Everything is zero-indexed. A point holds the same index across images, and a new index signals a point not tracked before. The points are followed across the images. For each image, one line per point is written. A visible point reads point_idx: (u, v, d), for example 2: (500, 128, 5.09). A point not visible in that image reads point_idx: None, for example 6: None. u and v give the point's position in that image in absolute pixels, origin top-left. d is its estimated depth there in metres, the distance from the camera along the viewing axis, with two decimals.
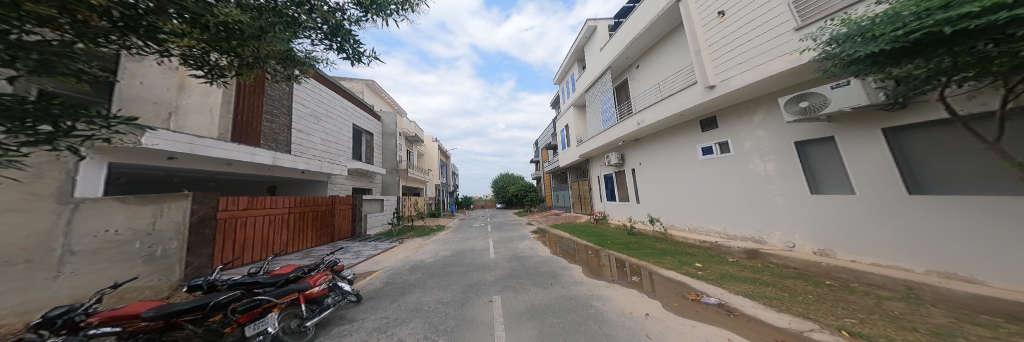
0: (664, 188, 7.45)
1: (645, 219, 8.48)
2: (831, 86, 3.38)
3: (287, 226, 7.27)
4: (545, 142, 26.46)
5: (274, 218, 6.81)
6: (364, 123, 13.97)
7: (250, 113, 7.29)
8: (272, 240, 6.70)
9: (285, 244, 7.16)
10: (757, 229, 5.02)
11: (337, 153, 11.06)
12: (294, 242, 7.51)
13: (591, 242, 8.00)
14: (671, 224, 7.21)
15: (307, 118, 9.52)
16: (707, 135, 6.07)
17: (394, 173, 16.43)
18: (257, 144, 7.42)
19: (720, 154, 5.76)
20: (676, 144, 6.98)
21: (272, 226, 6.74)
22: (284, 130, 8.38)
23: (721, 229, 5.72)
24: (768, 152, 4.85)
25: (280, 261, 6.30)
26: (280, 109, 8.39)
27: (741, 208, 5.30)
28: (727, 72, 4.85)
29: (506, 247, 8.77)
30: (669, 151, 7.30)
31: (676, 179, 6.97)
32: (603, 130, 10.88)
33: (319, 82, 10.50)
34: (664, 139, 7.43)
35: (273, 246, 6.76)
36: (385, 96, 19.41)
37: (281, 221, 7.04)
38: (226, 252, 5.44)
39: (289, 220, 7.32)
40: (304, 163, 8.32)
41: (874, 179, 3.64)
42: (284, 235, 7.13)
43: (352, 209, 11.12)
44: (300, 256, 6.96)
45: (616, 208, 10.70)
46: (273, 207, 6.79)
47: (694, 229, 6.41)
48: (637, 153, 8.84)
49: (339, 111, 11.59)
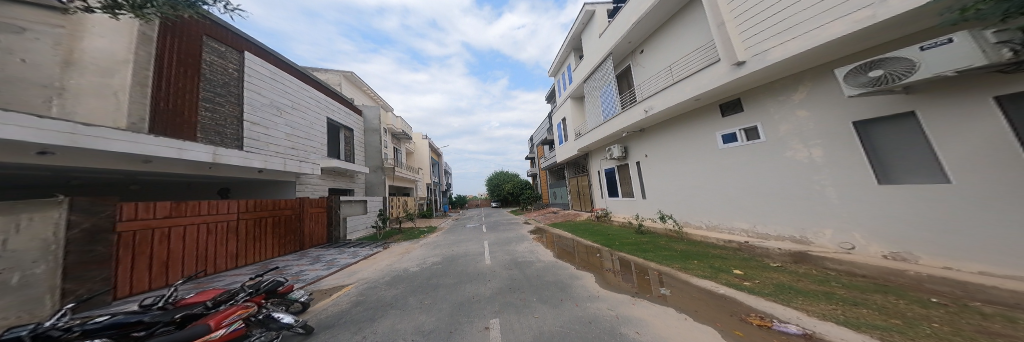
0: (678, 183, 6.92)
1: (655, 216, 7.94)
2: (922, 47, 2.79)
3: (234, 236, 6.14)
4: (539, 137, 25.72)
5: (213, 227, 5.69)
6: (342, 117, 12.69)
7: (178, 100, 6.04)
8: (209, 253, 5.58)
9: (231, 257, 6.06)
10: (796, 226, 4.48)
11: (307, 150, 9.81)
12: (244, 253, 6.38)
13: (597, 242, 7.39)
14: (687, 221, 6.70)
15: (266, 108, 8.27)
16: (730, 121, 5.57)
17: (380, 172, 15.15)
18: (196, 139, 6.27)
19: (746, 141, 5.27)
20: (694, 134, 6.44)
21: (210, 237, 5.62)
22: (232, 123, 7.20)
23: (750, 227, 5.21)
24: (810, 135, 4.29)
25: (221, 278, 5.31)
26: (226, 97, 7.15)
27: (775, 201, 4.78)
28: (761, 46, 4.25)
29: (505, 251, 7.96)
30: (683, 141, 6.74)
31: (694, 172, 6.45)
32: (603, 122, 10.28)
33: (282, 68, 9.18)
34: (677, 128, 6.92)
35: (213, 260, 5.65)
36: (366, 89, 17.94)
37: (224, 230, 5.92)
38: (137, 273, 4.34)
39: (237, 229, 6.22)
40: (253, 161, 7.13)
41: (977, 161, 2.82)
42: (229, 247, 6.01)
43: (327, 213, 9.94)
44: (252, 271, 5.94)
45: (620, 205, 10.16)
46: (216, 213, 5.77)
47: (714, 227, 5.92)
48: (645, 145, 8.27)
49: (309, 103, 10.30)
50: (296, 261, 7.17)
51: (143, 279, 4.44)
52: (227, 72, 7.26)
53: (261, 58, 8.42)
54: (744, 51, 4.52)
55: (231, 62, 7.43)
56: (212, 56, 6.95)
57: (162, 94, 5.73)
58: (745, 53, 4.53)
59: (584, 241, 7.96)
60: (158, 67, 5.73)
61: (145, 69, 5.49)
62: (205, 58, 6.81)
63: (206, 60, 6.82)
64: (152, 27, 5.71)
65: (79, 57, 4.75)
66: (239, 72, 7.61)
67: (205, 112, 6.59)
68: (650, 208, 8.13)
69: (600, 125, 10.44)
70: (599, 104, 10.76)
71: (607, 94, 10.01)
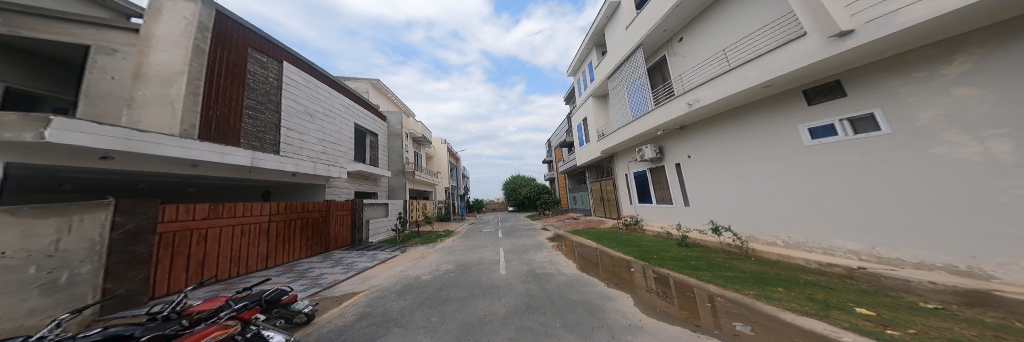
0: (738, 186, 5.69)
1: (703, 228, 6.67)
2: None
3: (265, 237, 6.33)
4: (558, 140, 24.84)
5: (245, 228, 5.87)
6: (367, 123, 13.22)
7: (224, 108, 6.44)
8: (242, 253, 5.75)
9: (262, 258, 6.24)
10: (957, 251, 2.99)
11: (336, 154, 10.26)
12: (274, 254, 6.57)
13: (631, 255, 6.28)
14: (751, 235, 5.40)
15: (301, 116, 8.75)
16: (817, 110, 4.31)
17: (401, 175, 15.55)
18: (238, 144, 6.64)
19: (850, 135, 3.93)
20: (758, 127, 5.24)
21: (243, 238, 5.80)
22: (271, 129, 7.60)
23: (865, 249, 3.73)
24: (976, 120, 2.92)
25: (251, 279, 5.46)
26: (267, 104, 7.61)
27: (906, 211, 3.38)
28: (881, 8, 3.13)
29: (521, 260, 7.31)
30: (745, 136, 5.53)
31: (762, 173, 5.19)
32: (632, 120, 9.25)
33: (314, 78, 9.73)
34: (737, 121, 5.71)
35: (245, 261, 5.82)
36: (391, 96, 18.71)
37: (256, 231, 6.10)
38: (174, 272, 4.49)
39: (268, 230, 6.40)
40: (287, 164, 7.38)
41: None
42: (260, 248, 6.19)
43: (351, 215, 10.19)
44: (280, 273, 6.12)
45: (655, 212, 8.85)
46: (249, 215, 5.97)
47: (797, 245, 4.53)
48: (688, 144, 7.12)
49: (338, 109, 10.83)
50: (319, 263, 7.27)
51: (181, 278, 4.59)
52: (268, 82, 7.77)
53: (297, 68, 8.98)
54: (849, 18, 3.38)
55: (272, 72, 7.97)
56: (256, 66, 7.47)
57: (212, 101, 6.17)
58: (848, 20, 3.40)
59: (614, 253, 6.88)
60: (209, 77, 6.19)
61: (198, 80, 5.93)
62: (250, 69, 7.31)
63: (250, 70, 7.31)
64: (205, 42, 6.20)
65: (146, 70, 5.35)
66: (278, 81, 8.10)
67: (247, 118, 7.00)
68: (698, 216, 6.81)
69: (628, 123, 9.40)
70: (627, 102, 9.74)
71: (637, 89, 8.99)
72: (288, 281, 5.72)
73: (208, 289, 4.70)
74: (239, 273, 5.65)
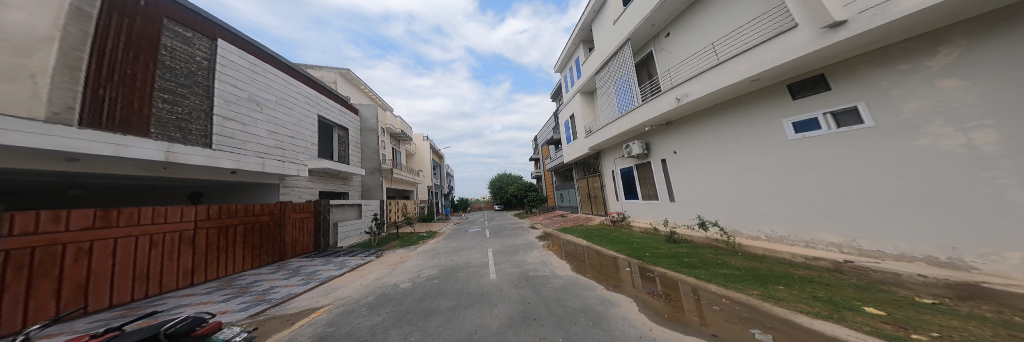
0: (725, 181, 5.98)
1: (690, 223, 7.03)
2: None
3: (186, 247, 5.42)
4: (544, 137, 24.80)
5: (155, 239, 4.94)
6: (336, 115, 11.94)
7: (124, 90, 5.26)
8: (152, 270, 4.83)
9: (183, 273, 5.33)
10: (940, 242, 3.16)
11: (294, 149, 9.09)
12: (201, 268, 5.65)
13: (625, 254, 6.39)
14: (735, 230, 5.72)
15: (244, 104, 7.60)
16: (800, 104, 4.57)
17: (377, 174, 14.36)
18: (148, 134, 5.53)
19: (833, 128, 4.18)
20: (748, 121, 5.46)
21: (153, 251, 4.89)
22: (199, 117, 6.51)
23: (845, 241, 3.99)
24: (965, 113, 3.05)
25: (166, 301, 4.59)
26: (191, 88, 6.46)
27: (886, 205, 3.61)
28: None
29: (512, 263, 6.98)
30: (735, 132, 5.73)
31: (750, 169, 5.44)
32: (621, 116, 9.42)
33: (262, 61, 8.43)
34: (727, 116, 5.92)
35: (157, 278, 4.90)
36: (365, 88, 17.05)
37: (172, 242, 5.20)
38: (36, 299, 3.53)
39: (191, 240, 5.50)
40: (220, 160, 6.31)
41: None
42: (178, 262, 5.27)
43: (313, 218, 9.08)
44: (211, 289, 5.22)
45: (646, 209, 9.17)
46: (164, 222, 5.12)
47: (780, 238, 4.83)
48: (679, 140, 7.37)
49: (296, 99, 9.57)
50: (269, 274, 6.34)
51: (51, 305, 3.66)
52: (195, 61, 6.58)
53: (239, 48, 7.75)
54: (844, 8, 3.43)
55: (201, 50, 6.78)
56: (174, 42, 6.26)
57: (106, 79, 5.00)
58: (842, 11, 3.46)
59: (608, 252, 6.95)
60: (101, 48, 4.99)
61: (78, 51, 4.71)
62: (162, 45, 6.07)
63: (166, 45, 6.10)
64: (92, 4, 4.98)
65: None
66: (210, 61, 6.93)
67: (161, 103, 5.86)
68: (684, 210, 7.23)
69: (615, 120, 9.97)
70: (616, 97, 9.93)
71: (625, 84, 9.15)
72: (220, 299, 4.82)
73: (96, 318, 3.81)
74: (151, 292, 4.75)
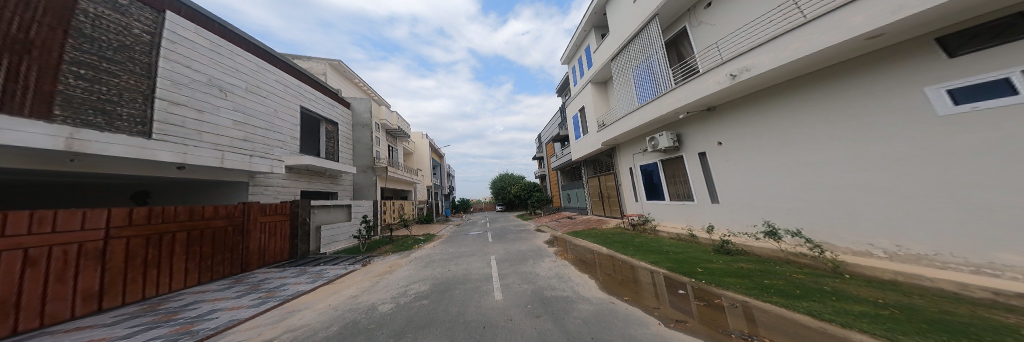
0: (805, 176, 4.75)
1: (752, 230, 5.78)
2: None
3: (88, 264, 4.13)
4: (548, 134, 23.58)
5: (35, 254, 3.63)
6: (323, 108, 10.80)
7: (14, 55, 3.82)
8: (29, 297, 3.50)
9: (82, 297, 4.01)
10: None
11: (267, 143, 7.94)
12: (114, 288, 4.38)
13: (664, 269, 5.07)
14: (827, 241, 4.47)
15: (200, 88, 6.39)
16: (958, 65, 3.14)
17: (369, 172, 13.18)
18: (51, 116, 4.05)
19: None
20: (844, 96, 4.18)
21: (30, 271, 3.55)
22: (133, 100, 5.18)
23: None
24: None
25: (46, 339, 3.28)
26: (124, 65, 5.14)
27: None
28: None
29: (522, 278, 5.74)
30: (822, 113, 4.48)
31: (844, 161, 4.19)
32: (646, 103, 8.41)
33: (225, 40, 7.18)
34: (813, 91, 4.60)
35: (38, 305, 3.57)
36: (357, 81, 15.90)
37: (64, 257, 3.90)
38: None
39: (99, 253, 4.26)
40: (154, 151, 5.10)
41: None
42: (74, 284, 3.95)
43: (288, 221, 7.89)
44: (119, 319, 3.94)
45: (678, 211, 8.01)
46: (54, 231, 3.84)
47: (913, 257, 3.46)
48: (734, 128, 6.17)
49: (271, 86, 8.39)
50: (217, 292, 5.16)
51: None
52: (132, 34, 5.33)
53: (195, 23, 6.53)
54: None
55: (142, 22, 5.52)
56: (100, 7, 4.93)
57: None
58: None
59: (640, 264, 5.71)
60: None
61: None
62: (83, 7, 4.70)
63: (87, 11, 4.76)
64: None
65: None
66: (154, 36, 5.67)
67: (75, 80, 4.46)
68: (740, 209, 6.02)
69: (633, 110, 9.06)
70: (640, 82, 8.85)
71: (652, 67, 8.18)
72: (124, 334, 3.52)
73: None
74: (30, 325, 3.44)
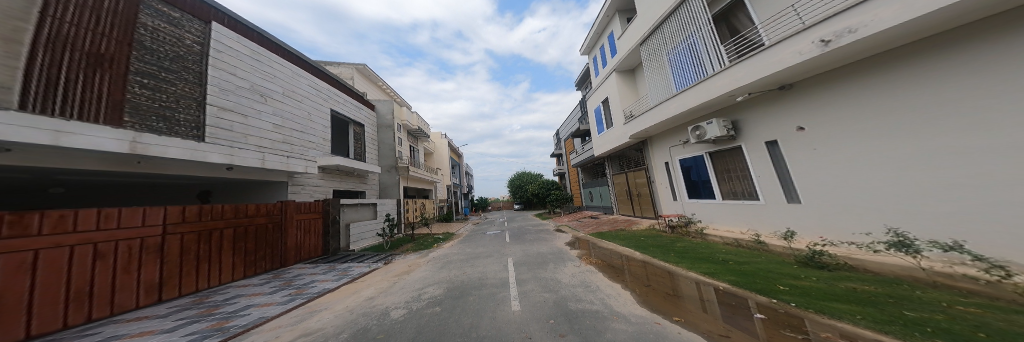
0: (943, 167, 3.45)
1: (853, 239, 4.47)
2: None
3: (150, 257, 4.38)
4: (569, 131, 22.46)
5: (103, 248, 3.84)
6: (350, 110, 11.22)
7: (89, 69, 4.23)
8: (99, 287, 3.73)
9: (145, 287, 4.27)
10: None
11: (304, 145, 8.30)
12: (172, 280, 4.62)
13: (727, 283, 3.85)
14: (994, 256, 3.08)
15: (245, 94, 6.77)
16: None
17: (393, 171, 13.50)
18: (121, 123, 4.48)
19: None
20: (1015, 52, 2.87)
21: (100, 264, 3.79)
22: (189, 106, 5.61)
23: None
24: None
25: (107, 328, 3.41)
26: (180, 74, 5.56)
27: None
28: None
29: (543, 285, 5.04)
30: (980, 79, 3.16)
31: (1014, 146, 2.91)
32: (687, 87, 7.22)
33: (265, 49, 7.61)
34: (962, 50, 3.28)
35: (107, 295, 3.80)
36: (380, 84, 16.49)
37: (129, 250, 4.13)
38: None
39: (159, 247, 4.49)
40: (203, 153, 5.36)
41: None
42: (138, 275, 4.20)
43: (322, 219, 8.12)
44: (171, 310, 4.09)
45: (739, 211, 6.72)
46: (120, 226, 4.07)
47: None
48: (820, 110, 4.86)
49: (306, 92, 8.80)
50: (256, 287, 5.27)
51: None
52: (185, 45, 5.74)
53: (238, 33, 6.92)
54: None
55: (192, 34, 5.94)
56: (157, 21, 5.36)
57: (70, 59, 4.05)
58: None
59: (688, 275, 4.64)
60: (51, 17, 3.98)
61: (19, 20, 3.67)
62: (142, 21, 5.12)
63: (146, 24, 5.17)
64: None
65: None
66: (203, 46, 6.10)
67: (139, 90, 4.87)
68: (832, 211, 4.74)
69: (671, 97, 7.86)
70: (679, 65, 7.65)
71: (696, 47, 7.00)
72: (170, 327, 3.52)
73: None
74: (101, 314, 3.69)
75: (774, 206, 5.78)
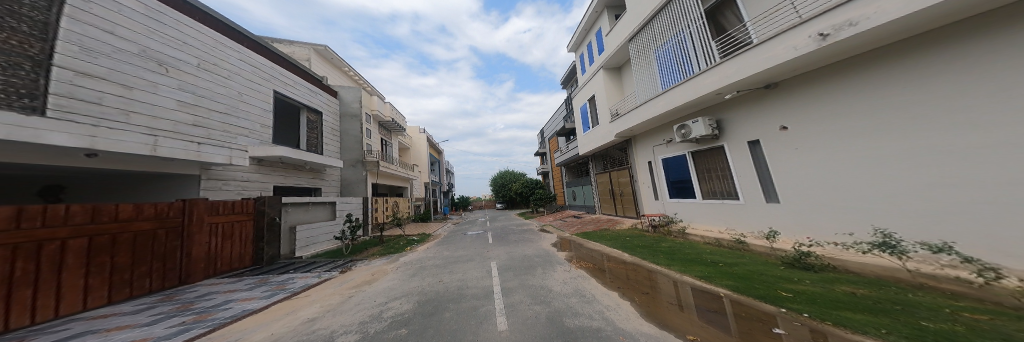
0: (930, 167, 3.51)
1: (833, 240, 4.64)
2: None
3: None
4: (552, 129, 22.33)
5: None
6: (304, 94, 9.70)
7: None
8: None
9: None
10: None
11: (227, 131, 6.89)
12: None
13: (725, 288, 3.71)
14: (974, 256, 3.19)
15: (128, 59, 5.16)
16: None
17: (358, 166, 12.03)
18: None
19: None
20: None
21: None
22: (17, 66, 3.88)
23: None
24: None
25: None
26: (4, 20, 3.78)
27: None
28: None
29: (534, 296, 4.52)
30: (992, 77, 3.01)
31: (996, 145, 2.98)
32: (676, 85, 7.19)
33: (168, 6, 5.97)
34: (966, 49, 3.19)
35: None
36: (345, 69, 14.65)
37: None
38: None
39: None
40: (36, 131, 3.71)
41: None
42: None
43: (252, 222, 6.75)
44: None
45: (719, 211, 7.01)
46: None
47: None
48: (815, 106, 4.84)
49: (231, 65, 7.24)
50: (129, 317, 3.78)
51: None
52: None
53: None
54: None
55: None
56: None
57: None
58: None
59: (683, 279, 4.47)
60: None
61: None
62: None
63: None
64: None
65: None
66: None
67: None
68: (809, 211, 4.99)
69: (655, 96, 7.94)
70: (669, 62, 7.64)
71: (686, 44, 7.07)
72: None
73: None
74: None
75: (758, 206, 5.96)
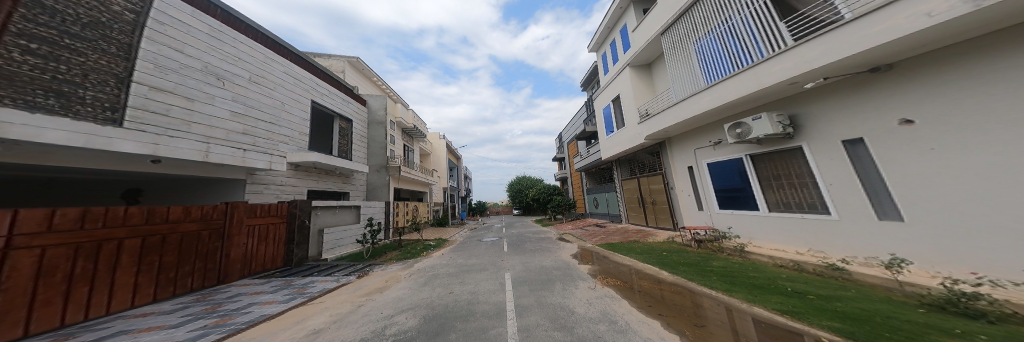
0: None
1: (1003, 275, 3.20)
2: None
3: None
4: (574, 132, 21.26)
5: None
6: (338, 104, 10.34)
7: None
8: None
9: None
10: None
11: (271, 139, 7.41)
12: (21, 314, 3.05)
13: (828, 332, 2.54)
14: None
15: (193, 74, 5.77)
16: None
17: (383, 171, 12.43)
18: None
19: None
20: None
21: None
22: (104, 83, 4.48)
23: None
24: None
25: None
26: (95, 43, 4.44)
27: None
28: None
29: (553, 318, 3.77)
30: None
31: None
32: (732, 74, 6.03)
33: (230, 28, 6.68)
34: None
35: None
36: (375, 79, 15.60)
37: None
38: None
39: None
40: (107, 139, 4.15)
41: None
42: None
43: (285, 225, 7.08)
44: None
45: (799, 227, 5.58)
46: None
47: None
48: (968, 84, 3.47)
49: (278, 79, 7.89)
50: (162, 318, 3.90)
51: None
52: (112, 12, 4.72)
53: (193, 6, 6.02)
54: None
55: None
56: None
57: None
58: None
59: (749, 310, 3.38)
60: None
61: None
62: None
63: None
64: None
65: None
66: (138, 16, 5.09)
67: (20, 54, 3.69)
68: (952, 231, 3.59)
69: (698, 91, 6.90)
70: (720, 49, 6.51)
71: (746, 28, 5.95)
72: None
73: None
74: None
75: (864, 222, 4.54)
